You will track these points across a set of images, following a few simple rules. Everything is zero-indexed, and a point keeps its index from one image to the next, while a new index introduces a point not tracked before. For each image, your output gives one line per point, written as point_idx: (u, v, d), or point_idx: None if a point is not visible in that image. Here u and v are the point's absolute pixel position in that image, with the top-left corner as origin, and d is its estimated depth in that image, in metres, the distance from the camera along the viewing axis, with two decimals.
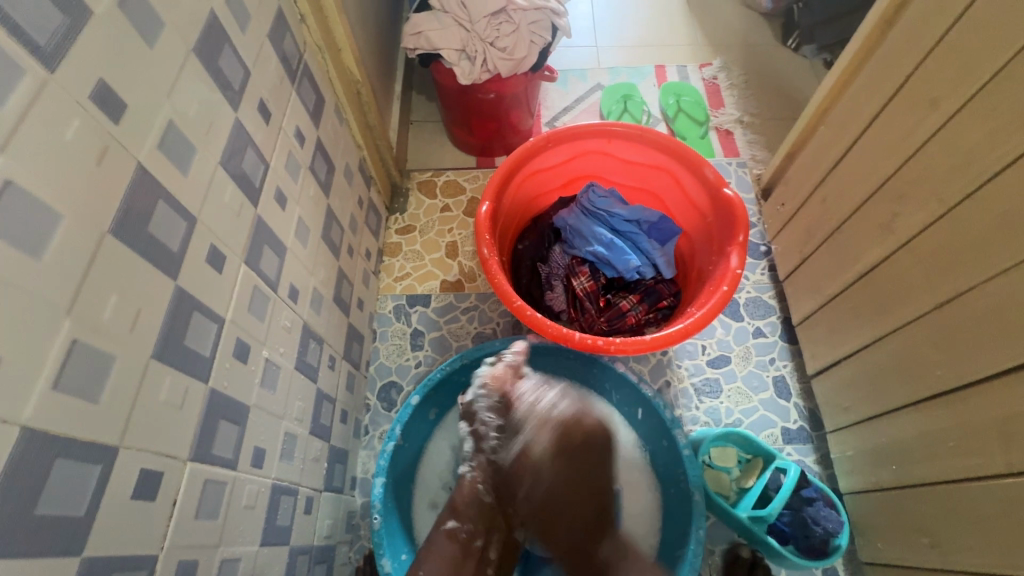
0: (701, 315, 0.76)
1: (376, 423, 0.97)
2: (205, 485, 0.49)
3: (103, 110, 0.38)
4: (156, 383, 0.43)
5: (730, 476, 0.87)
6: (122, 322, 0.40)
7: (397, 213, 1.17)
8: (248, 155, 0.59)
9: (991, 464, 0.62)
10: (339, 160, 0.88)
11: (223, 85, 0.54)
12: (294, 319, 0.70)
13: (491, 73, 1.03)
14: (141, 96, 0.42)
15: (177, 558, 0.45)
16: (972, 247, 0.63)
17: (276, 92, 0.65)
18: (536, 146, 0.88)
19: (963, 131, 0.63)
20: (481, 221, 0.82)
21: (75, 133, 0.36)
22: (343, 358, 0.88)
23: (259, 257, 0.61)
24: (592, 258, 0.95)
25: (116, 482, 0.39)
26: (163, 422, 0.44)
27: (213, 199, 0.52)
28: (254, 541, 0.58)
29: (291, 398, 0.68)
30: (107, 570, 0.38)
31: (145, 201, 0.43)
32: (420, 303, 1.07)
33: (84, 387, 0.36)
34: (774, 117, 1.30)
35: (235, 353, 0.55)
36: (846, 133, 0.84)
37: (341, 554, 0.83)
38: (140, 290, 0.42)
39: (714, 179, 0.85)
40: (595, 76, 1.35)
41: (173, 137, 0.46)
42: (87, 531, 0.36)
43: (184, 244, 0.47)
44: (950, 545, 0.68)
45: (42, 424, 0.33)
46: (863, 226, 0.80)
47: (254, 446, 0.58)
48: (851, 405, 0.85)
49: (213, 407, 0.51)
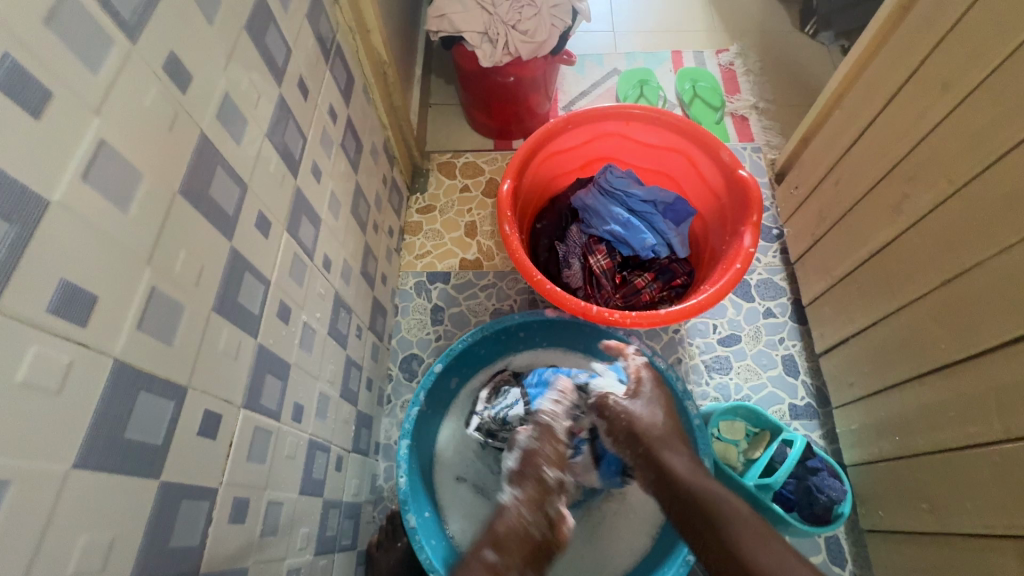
0: (714, 291, 0.79)
1: (398, 392, 1.01)
2: (255, 432, 0.54)
3: (172, 80, 0.42)
4: (216, 333, 0.47)
5: (738, 448, 0.91)
6: (189, 275, 0.44)
7: (418, 192, 1.21)
8: (289, 129, 0.62)
9: (990, 431, 0.65)
10: (366, 139, 0.91)
11: (269, 62, 0.57)
12: (327, 287, 0.74)
13: (512, 56, 1.05)
14: (202, 69, 0.46)
15: (232, 494, 0.50)
16: (979, 225, 0.65)
17: (313, 70, 0.69)
18: (557, 127, 0.91)
19: (974, 112, 0.65)
20: (503, 199, 0.85)
21: (152, 99, 0.40)
22: (368, 329, 0.92)
23: (298, 226, 0.65)
24: (609, 238, 0.98)
25: (185, 418, 0.43)
26: (222, 370, 0.48)
27: (260, 168, 0.56)
28: (294, 489, 0.62)
29: (325, 360, 0.73)
30: (179, 496, 0.42)
31: (205, 166, 0.46)
32: (440, 280, 1.11)
33: (161, 331, 0.40)
34: (789, 103, 1.31)
35: (278, 313, 0.59)
36: (860, 116, 0.86)
37: (366, 513, 0.88)
38: (203, 248, 0.46)
39: (729, 161, 0.87)
40: (611, 61, 1.37)
41: (228, 108, 0.50)
42: (163, 458, 0.40)
43: (237, 208, 0.51)
44: (946, 509, 0.72)
45: (130, 358, 0.37)
46: (874, 207, 0.82)
47: (294, 402, 0.63)
48: (856, 381, 0.88)
49: (261, 361, 0.55)
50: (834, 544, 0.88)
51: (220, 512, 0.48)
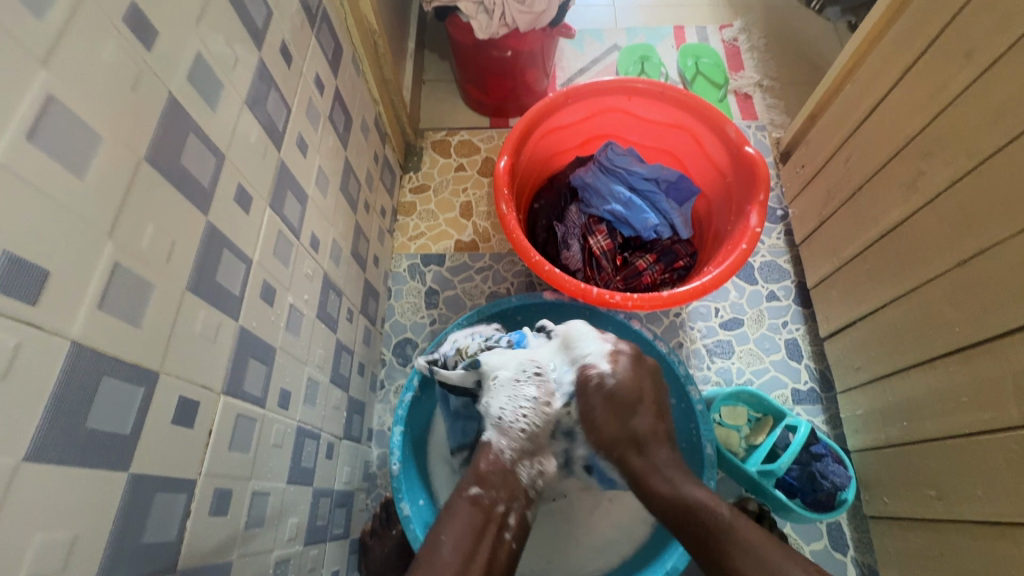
0: (719, 272, 0.76)
1: (392, 377, 0.99)
2: (237, 419, 0.50)
3: (135, 34, 0.38)
4: (191, 315, 0.44)
5: (739, 433, 0.90)
6: (158, 251, 0.40)
7: (411, 172, 1.17)
8: (271, 98, 0.58)
9: (1005, 417, 0.63)
10: (356, 113, 0.87)
11: (247, 23, 0.53)
12: (316, 268, 0.71)
13: (508, 28, 1.00)
14: (170, 24, 0.41)
15: (213, 485, 0.47)
16: (1000, 203, 0.62)
17: (297, 36, 0.64)
18: (556, 102, 0.87)
19: (999, 84, 0.62)
20: (500, 176, 0.81)
21: (111, 54, 0.36)
22: (360, 312, 0.89)
23: (283, 202, 0.61)
24: (609, 218, 0.94)
25: (157, 406, 0.40)
26: (198, 354, 0.45)
27: (239, 138, 0.52)
28: (281, 478, 0.60)
29: (314, 344, 0.69)
30: (152, 489, 0.39)
31: (176, 133, 0.42)
32: (434, 262, 1.08)
33: (126, 311, 0.37)
34: (795, 81, 1.27)
35: (262, 295, 0.56)
36: (873, 91, 0.82)
37: (359, 501, 0.85)
38: (174, 222, 0.42)
39: (735, 137, 0.83)
40: (612, 36, 1.32)
41: (201, 69, 0.46)
42: (133, 449, 0.37)
43: (213, 180, 0.47)
44: (955, 498, 0.70)
45: (90, 341, 0.34)
46: (886, 186, 0.79)
47: (280, 388, 0.60)
48: (863, 366, 0.86)
49: (243, 345, 0.52)
50: (836, 530, 0.87)
51: (199, 504, 0.45)
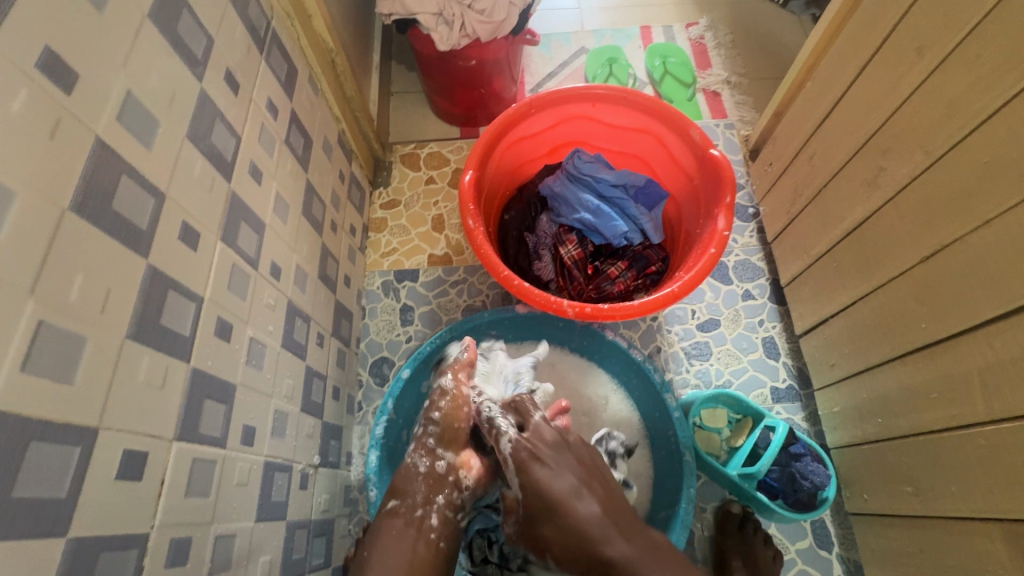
0: (689, 278, 0.75)
1: (369, 399, 0.97)
2: (194, 464, 0.49)
3: (53, 81, 0.37)
4: (133, 364, 0.43)
5: (720, 436, 0.89)
6: (92, 304, 0.39)
7: (381, 187, 1.15)
8: (217, 127, 0.56)
9: (975, 413, 0.63)
10: (316, 133, 0.85)
11: (184, 54, 0.51)
12: (278, 297, 0.69)
13: (470, 38, 0.99)
14: (91, 67, 0.40)
15: (169, 535, 0.46)
16: (955, 199, 0.63)
17: (244, 62, 0.62)
18: (519, 112, 0.86)
19: (949, 81, 0.62)
20: (465, 191, 0.79)
21: (23, 105, 0.35)
22: (331, 335, 0.87)
23: (236, 234, 0.59)
24: (579, 226, 0.94)
25: (97, 464, 0.39)
26: (145, 403, 0.44)
27: (182, 174, 0.50)
28: (249, 517, 0.58)
29: (280, 375, 0.68)
30: (95, 552, 0.38)
31: (107, 176, 0.41)
32: (408, 278, 1.06)
33: (55, 370, 0.36)
34: (762, 77, 1.27)
35: (216, 332, 0.54)
36: (833, 89, 0.83)
37: (340, 527, 0.84)
38: (109, 270, 0.41)
39: (699, 139, 0.83)
40: (579, 39, 1.31)
41: (133, 108, 0.44)
42: (71, 510, 0.36)
43: (153, 221, 0.46)
44: (932, 494, 0.70)
45: (11, 407, 0.33)
46: (849, 183, 0.79)
47: (242, 425, 0.58)
48: (837, 362, 0.86)
49: (196, 386, 0.50)
50: (820, 528, 0.87)
51: (154, 557, 0.44)
